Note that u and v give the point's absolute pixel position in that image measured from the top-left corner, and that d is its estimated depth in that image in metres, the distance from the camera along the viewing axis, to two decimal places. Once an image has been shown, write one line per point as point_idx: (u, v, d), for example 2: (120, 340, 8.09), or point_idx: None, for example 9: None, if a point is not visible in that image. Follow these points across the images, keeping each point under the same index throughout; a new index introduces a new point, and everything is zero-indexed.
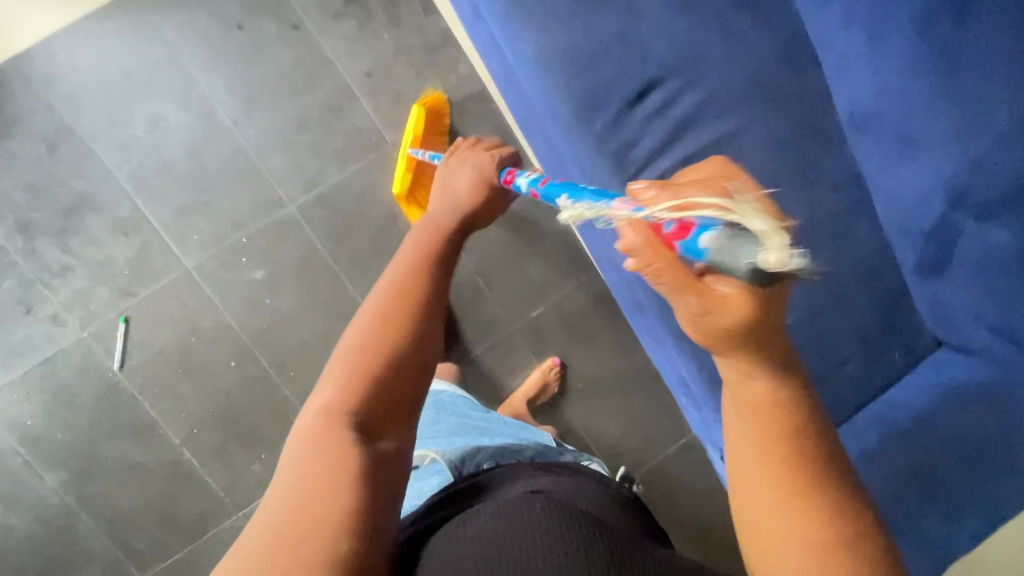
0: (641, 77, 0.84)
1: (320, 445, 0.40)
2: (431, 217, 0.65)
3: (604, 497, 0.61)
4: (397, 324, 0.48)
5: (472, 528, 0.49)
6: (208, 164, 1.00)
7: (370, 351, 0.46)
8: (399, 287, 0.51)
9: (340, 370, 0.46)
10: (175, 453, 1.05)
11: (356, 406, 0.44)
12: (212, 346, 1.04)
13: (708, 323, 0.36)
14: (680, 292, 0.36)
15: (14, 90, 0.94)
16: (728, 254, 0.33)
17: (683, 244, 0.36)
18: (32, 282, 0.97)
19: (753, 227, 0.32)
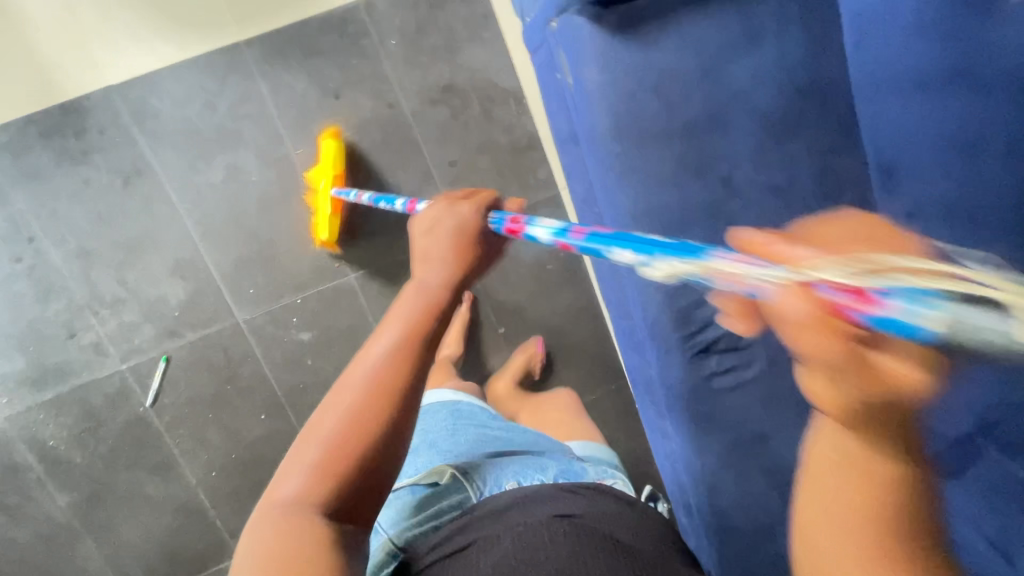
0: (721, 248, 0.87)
1: (281, 538, 0.40)
2: (419, 255, 0.51)
3: (631, 517, 0.61)
4: (375, 420, 0.44)
5: (486, 558, 0.50)
6: (278, 221, 1.00)
7: (343, 447, 0.43)
8: (376, 378, 0.45)
9: (309, 462, 0.43)
10: (189, 492, 1.05)
11: (322, 501, 0.42)
12: (247, 397, 1.04)
13: (862, 400, 0.29)
14: (842, 369, 0.28)
15: (99, 120, 0.92)
16: (963, 338, 0.22)
17: (870, 318, 0.24)
18: (81, 308, 0.97)
19: (980, 297, 0.22)
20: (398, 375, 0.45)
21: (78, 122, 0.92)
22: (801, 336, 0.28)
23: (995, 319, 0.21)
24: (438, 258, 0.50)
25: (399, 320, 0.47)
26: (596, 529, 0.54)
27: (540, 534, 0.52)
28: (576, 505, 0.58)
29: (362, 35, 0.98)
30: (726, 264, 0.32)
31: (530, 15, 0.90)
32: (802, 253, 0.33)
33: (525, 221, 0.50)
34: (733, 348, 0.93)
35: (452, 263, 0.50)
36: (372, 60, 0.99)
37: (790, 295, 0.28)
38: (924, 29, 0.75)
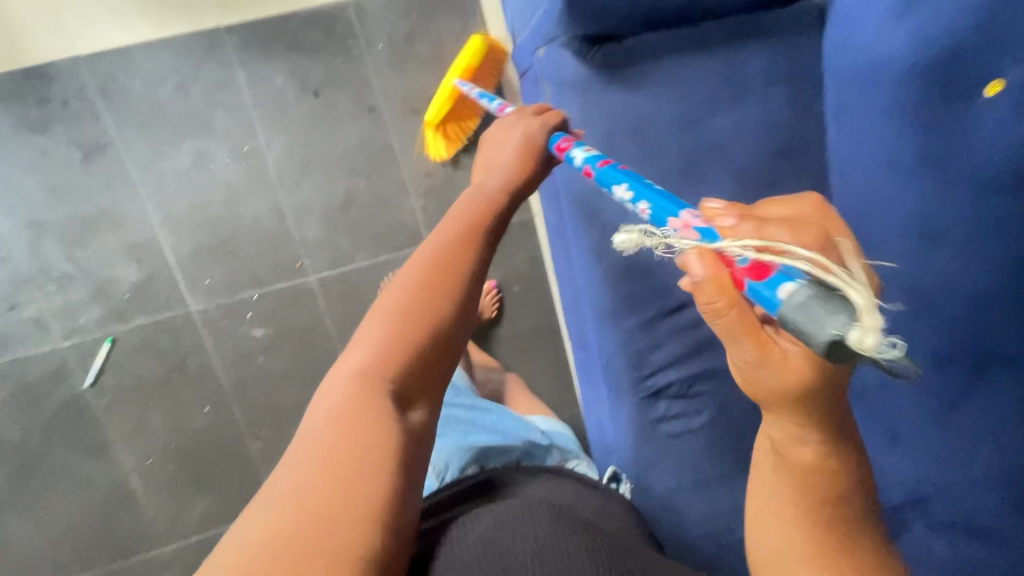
0: (681, 294, 0.90)
1: (351, 403, 0.41)
2: (488, 167, 0.63)
3: (597, 508, 0.61)
4: (439, 301, 0.47)
5: (466, 536, 0.46)
6: (243, 214, 0.98)
7: (411, 320, 0.45)
8: (438, 259, 0.49)
9: (380, 335, 0.45)
10: (122, 477, 1.03)
11: (392, 377, 0.43)
12: (193, 388, 1.02)
13: (756, 372, 0.37)
14: (736, 336, 0.37)
15: (63, 91, 0.89)
16: (806, 319, 0.31)
17: (756, 284, 0.35)
18: (26, 282, 0.94)
19: (848, 297, 0.30)
20: (461, 258, 0.49)
21: (39, 89, 0.88)
22: (700, 296, 0.37)
23: (829, 311, 0.30)
24: (498, 168, 0.62)
25: (461, 220, 0.54)
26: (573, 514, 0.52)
27: (518, 514, 0.48)
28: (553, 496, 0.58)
29: (348, 35, 0.96)
30: (686, 226, 0.42)
31: (519, 35, 0.88)
32: (729, 223, 0.39)
33: (575, 143, 0.62)
34: (683, 395, 0.92)
35: (507, 174, 0.61)
36: (356, 61, 0.97)
37: (696, 261, 0.36)
38: (897, 110, 0.72)
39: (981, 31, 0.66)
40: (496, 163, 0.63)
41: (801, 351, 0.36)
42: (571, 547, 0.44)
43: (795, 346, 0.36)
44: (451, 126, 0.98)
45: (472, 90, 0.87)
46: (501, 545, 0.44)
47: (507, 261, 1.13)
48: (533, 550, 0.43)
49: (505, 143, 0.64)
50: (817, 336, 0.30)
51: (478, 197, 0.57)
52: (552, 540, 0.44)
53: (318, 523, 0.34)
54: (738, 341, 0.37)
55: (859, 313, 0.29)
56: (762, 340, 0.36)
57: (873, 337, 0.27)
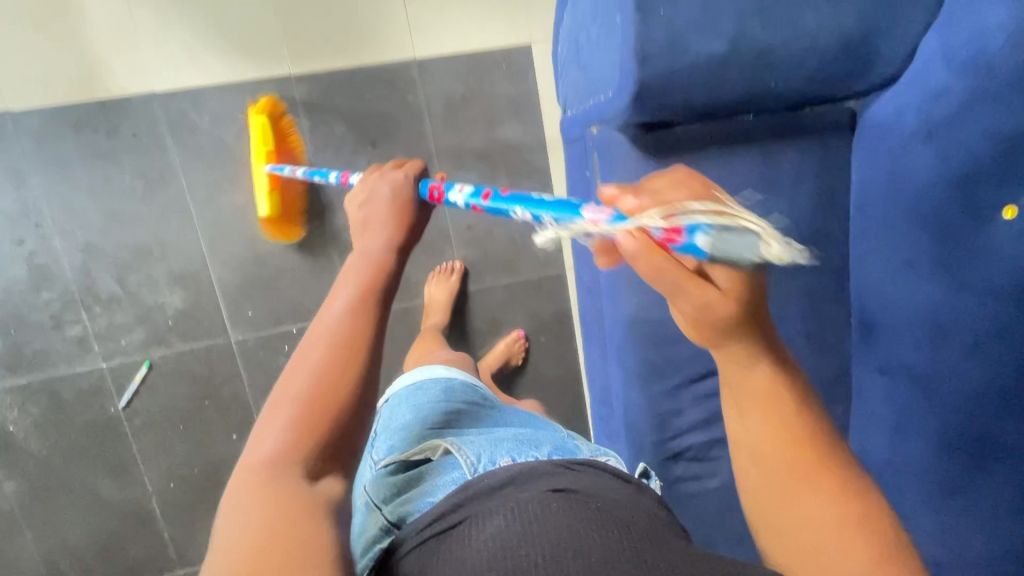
0: (707, 363, 0.93)
1: (257, 508, 0.35)
2: (358, 226, 0.52)
3: (633, 497, 0.54)
4: (346, 373, 0.41)
5: (479, 537, 0.44)
6: (291, 252, 1.01)
7: (320, 401, 0.40)
8: (342, 336, 0.43)
9: (284, 426, 0.39)
10: (142, 499, 1.03)
11: (302, 461, 0.38)
12: (223, 415, 1.04)
13: (708, 315, 0.38)
14: (681, 290, 0.37)
15: (134, 124, 0.93)
16: (726, 250, 0.35)
17: (679, 245, 0.36)
18: (73, 301, 0.96)
19: (743, 228, 0.35)
20: (366, 326, 0.43)
21: (112, 121, 0.92)
22: (642, 266, 0.38)
23: (736, 237, 0.35)
24: (377, 226, 0.51)
25: (347, 286, 0.46)
26: (594, 502, 0.49)
27: (534, 510, 0.46)
28: (572, 485, 0.51)
29: (410, 92, 1.01)
30: (590, 219, 0.40)
31: (572, 110, 0.95)
32: (633, 203, 0.38)
33: (445, 187, 0.55)
34: (700, 458, 0.97)
35: (392, 230, 0.51)
36: (413, 116, 1.02)
37: (628, 241, 0.37)
38: (919, 220, 0.78)
39: (1004, 150, 0.70)
40: (371, 214, 0.52)
41: (730, 277, 0.37)
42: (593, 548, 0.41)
43: (721, 274, 0.37)
44: (288, 210, 0.98)
45: (295, 172, 0.87)
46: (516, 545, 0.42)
47: (536, 311, 1.17)
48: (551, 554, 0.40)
49: (374, 196, 0.54)
50: (743, 259, 0.35)
51: (359, 261, 0.48)
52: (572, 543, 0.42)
53: None
54: (683, 295, 0.38)
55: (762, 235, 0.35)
56: (697, 283, 0.37)
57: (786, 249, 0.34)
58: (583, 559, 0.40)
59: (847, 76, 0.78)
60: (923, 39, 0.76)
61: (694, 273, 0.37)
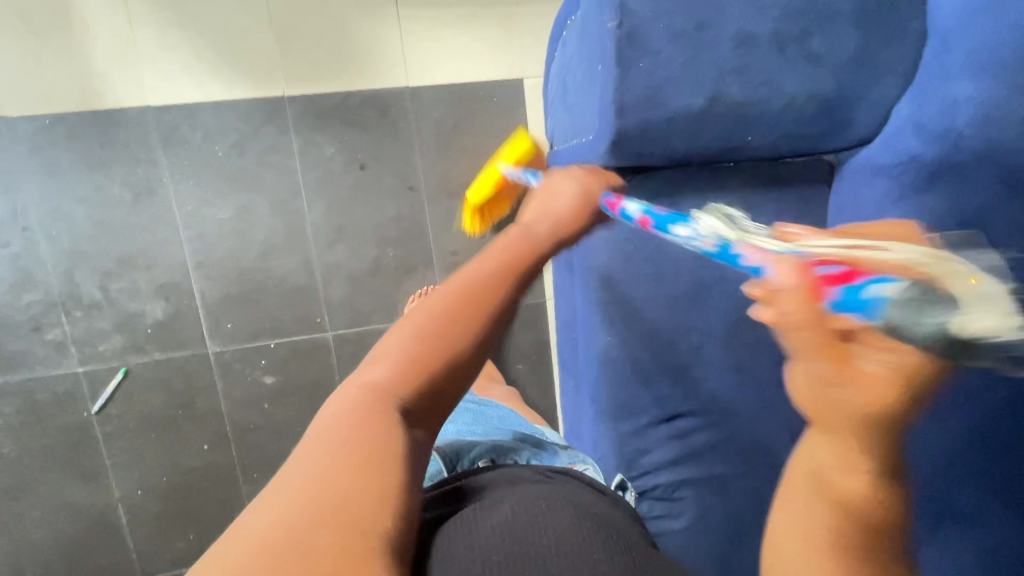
0: (675, 405, 0.94)
1: (357, 420, 0.38)
2: (536, 209, 0.60)
3: (602, 499, 0.59)
4: (462, 328, 0.43)
5: (484, 523, 0.45)
6: (273, 268, 1.03)
7: (427, 347, 0.42)
8: (471, 290, 0.45)
9: (398, 353, 0.42)
10: (109, 505, 1.03)
11: (406, 394, 0.41)
12: (196, 426, 1.04)
13: (837, 391, 0.35)
14: (813, 351, 0.36)
15: (128, 135, 0.95)
16: (920, 316, 0.32)
17: (840, 294, 0.36)
18: (54, 305, 0.97)
19: (948, 304, 0.32)
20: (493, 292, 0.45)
21: (106, 131, 0.94)
22: (787, 302, 0.37)
23: (945, 308, 0.32)
24: (551, 214, 0.59)
25: (499, 250, 0.49)
26: (586, 508, 0.52)
27: (538, 504, 0.49)
28: (562, 490, 0.54)
29: (401, 118, 1.03)
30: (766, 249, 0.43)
31: (558, 146, 0.95)
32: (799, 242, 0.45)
33: (624, 198, 0.63)
34: (666, 498, 0.95)
35: (561, 220, 0.59)
36: (404, 142, 1.04)
37: (786, 271, 0.39)
38: None
39: (968, 219, 0.71)
40: (554, 206, 0.60)
41: (895, 356, 0.33)
42: (587, 543, 0.44)
43: (879, 355, 0.34)
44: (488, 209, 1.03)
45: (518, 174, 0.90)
46: (525, 531, 0.44)
47: (515, 339, 1.18)
48: (557, 543, 0.43)
49: (561, 194, 0.62)
50: (931, 328, 0.31)
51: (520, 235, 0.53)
52: (572, 535, 0.44)
53: (325, 513, 0.33)
54: (815, 357, 0.36)
55: (967, 307, 0.31)
56: (839, 348, 0.35)
57: (1008, 326, 0.30)
58: (579, 548, 0.43)
59: (823, 134, 0.79)
60: (897, 104, 0.77)
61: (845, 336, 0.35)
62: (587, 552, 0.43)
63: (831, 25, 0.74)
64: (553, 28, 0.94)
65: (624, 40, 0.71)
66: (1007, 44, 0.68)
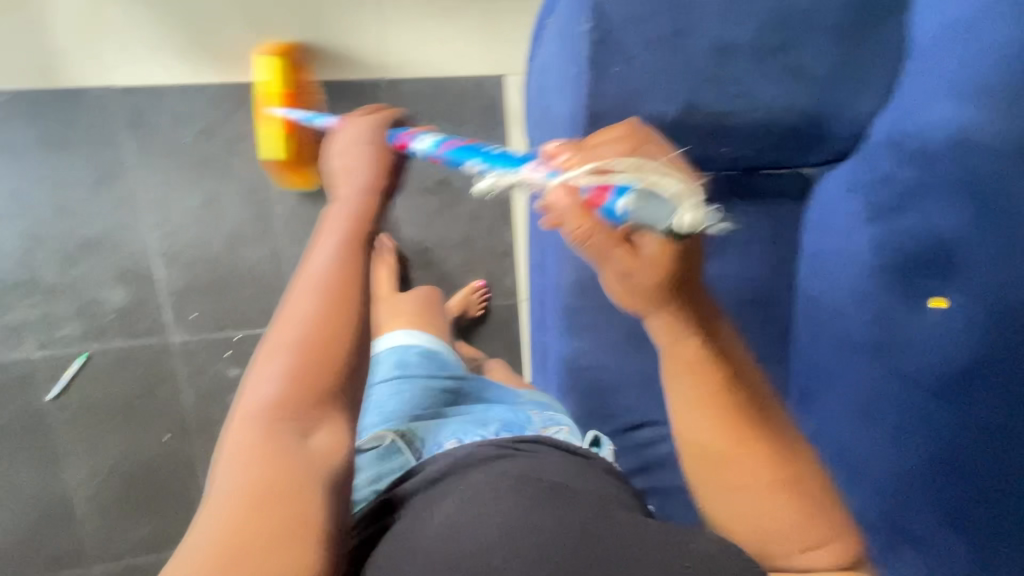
0: (640, 414, 0.93)
1: (252, 453, 0.38)
2: (344, 177, 0.53)
3: (573, 465, 0.56)
4: (324, 325, 0.42)
5: (427, 530, 0.44)
6: (240, 258, 1.00)
7: (300, 357, 0.41)
8: (322, 283, 0.44)
9: (278, 368, 0.41)
10: (65, 492, 1.01)
11: (299, 411, 0.40)
12: (158, 416, 1.03)
13: (635, 282, 0.37)
14: (604, 254, 0.36)
15: (90, 116, 0.92)
16: (647, 214, 0.33)
17: (603, 207, 0.35)
18: (11, 289, 0.94)
19: (662, 188, 0.33)
20: (348, 285, 0.44)
21: (67, 112, 0.91)
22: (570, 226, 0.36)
23: (656, 202, 0.33)
24: (361, 176, 0.52)
25: (334, 240, 0.47)
26: (539, 480, 0.49)
27: (480, 491, 0.47)
28: (520, 469, 0.51)
29: None
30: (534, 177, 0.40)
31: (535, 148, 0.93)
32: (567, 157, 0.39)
33: (412, 136, 0.56)
34: None
35: (367, 170, 0.53)
36: None
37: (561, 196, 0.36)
38: None
39: (936, 250, 0.71)
40: (356, 173, 0.53)
41: (657, 244, 0.35)
42: (533, 523, 0.43)
43: (649, 242, 0.35)
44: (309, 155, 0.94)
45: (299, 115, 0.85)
46: (467, 526, 0.43)
47: (487, 339, 1.17)
48: (500, 534, 0.42)
49: (349, 150, 0.55)
50: (658, 225, 0.34)
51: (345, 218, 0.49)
52: (515, 522, 0.43)
53: (237, 552, 0.33)
54: (608, 259, 0.36)
55: (680, 193, 0.33)
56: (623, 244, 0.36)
57: (691, 215, 0.32)
58: (523, 533, 0.42)
59: (797, 148, 0.78)
60: (874, 122, 0.76)
61: (625, 239, 0.35)
62: (533, 539, 0.42)
63: (810, 38, 0.72)
64: (537, 21, 0.90)
65: (597, 44, 0.69)
66: (981, 74, 0.70)
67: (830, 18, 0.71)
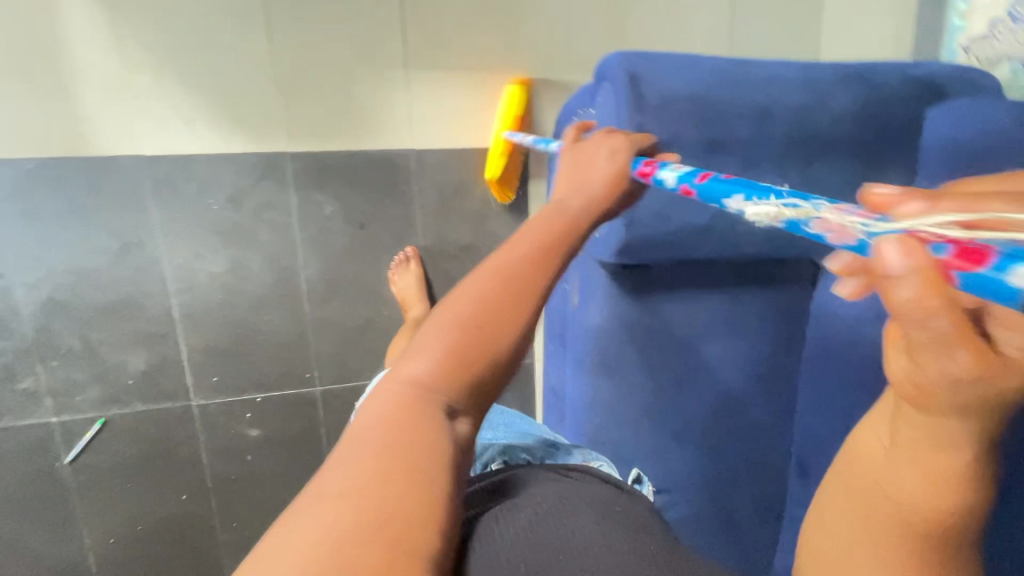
0: (653, 483, 0.98)
1: (398, 414, 0.32)
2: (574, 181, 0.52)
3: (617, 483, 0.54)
4: (511, 306, 0.36)
5: (505, 531, 0.40)
6: (263, 322, 1.01)
7: (471, 328, 0.35)
8: (517, 264, 0.38)
9: (451, 334, 0.35)
10: (79, 553, 1.01)
11: (453, 387, 0.34)
12: (175, 476, 1.03)
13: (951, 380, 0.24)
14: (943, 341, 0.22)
15: (116, 184, 0.91)
16: None
17: (970, 282, 0.22)
18: (29, 355, 0.93)
19: None
20: (541, 277, 0.38)
21: (93, 180, 0.90)
22: (905, 302, 0.22)
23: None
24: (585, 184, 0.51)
25: (542, 226, 0.42)
26: (610, 505, 0.46)
27: (556, 505, 0.44)
28: (591, 489, 0.49)
29: (403, 180, 1.02)
30: (838, 217, 0.30)
31: None
32: (924, 209, 0.25)
33: (659, 165, 0.52)
34: None
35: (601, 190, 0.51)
36: (406, 204, 1.03)
37: (896, 248, 0.22)
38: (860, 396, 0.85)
39: None
40: (586, 182, 0.52)
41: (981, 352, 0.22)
42: (614, 543, 0.39)
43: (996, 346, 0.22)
44: (507, 172, 1.05)
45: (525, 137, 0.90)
46: (544, 534, 0.40)
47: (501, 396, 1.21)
48: (582, 545, 0.39)
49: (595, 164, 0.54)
50: None
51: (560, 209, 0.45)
52: (597, 538, 0.40)
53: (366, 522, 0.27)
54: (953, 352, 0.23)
55: None
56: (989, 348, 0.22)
57: None
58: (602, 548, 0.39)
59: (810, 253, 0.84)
60: None
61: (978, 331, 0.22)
62: (613, 557, 0.38)
63: (831, 156, 0.77)
64: (565, 105, 0.93)
65: None
66: None
67: (849, 139, 0.77)
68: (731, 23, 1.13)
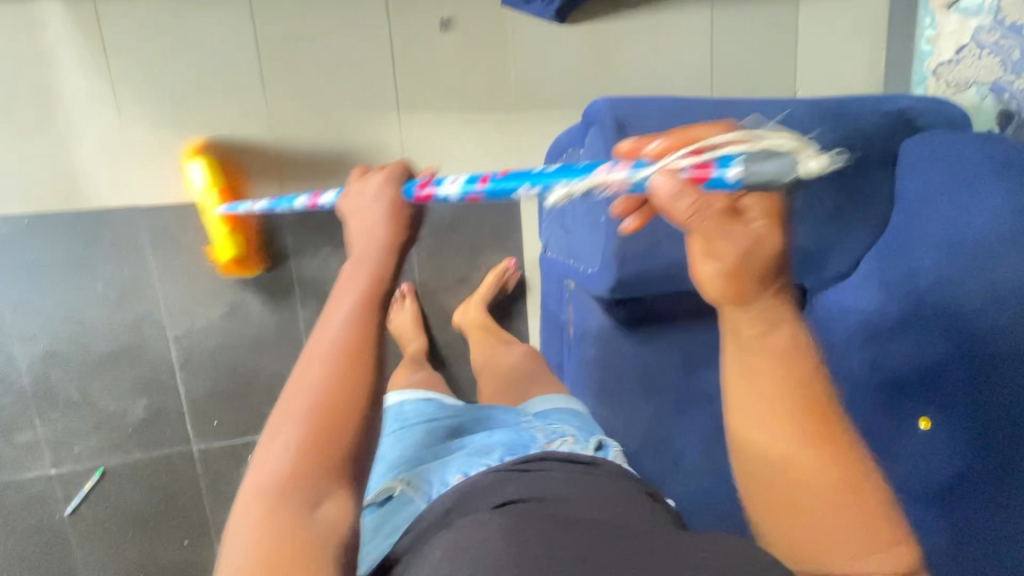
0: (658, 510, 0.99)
1: (266, 520, 0.35)
2: (354, 225, 0.48)
3: (608, 475, 0.55)
4: (349, 377, 0.39)
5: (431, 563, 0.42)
6: (262, 364, 1.01)
7: (319, 414, 0.38)
8: (341, 341, 0.40)
9: (298, 423, 0.38)
10: None
11: (315, 474, 0.36)
12: (177, 522, 1.02)
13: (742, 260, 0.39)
14: (721, 228, 0.39)
15: (112, 235, 0.92)
16: (754, 175, 0.38)
17: (710, 180, 0.39)
18: (27, 408, 0.93)
19: (776, 150, 0.38)
20: (366, 336, 0.41)
21: (89, 233, 0.91)
22: (682, 210, 0.39)
23: (781, 161, 0.37)
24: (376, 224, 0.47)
25: (349, 288, 0.43)
26: (544, 509, 0.47)
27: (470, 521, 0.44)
28: (530, 496, 0.50)
29: None
30: (603, 175, 0.41)
31: (551, 254, 1.03)
32: (656, 147, 0.44)
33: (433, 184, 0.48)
34: None
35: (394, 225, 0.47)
36: None
37: (664, 179, 0.38)
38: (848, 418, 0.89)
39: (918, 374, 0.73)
40: (368, 222, 0.47)
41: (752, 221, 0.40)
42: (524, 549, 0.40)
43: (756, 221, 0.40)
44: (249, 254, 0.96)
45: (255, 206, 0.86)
46: (464, 552, 0.41)
47: None
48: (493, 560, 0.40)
49: (366, 202, 0.49)
50: (779, 179, 0.37)
51: (364, 259, 0.45)
52: (511, 544, 0.41)
53: None
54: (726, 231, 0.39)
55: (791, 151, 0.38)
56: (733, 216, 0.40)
57: (814, 161, 0.37)
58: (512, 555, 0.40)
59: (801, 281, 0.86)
60: (866, 254, 0.85)
61: (732, 210, 0.40)
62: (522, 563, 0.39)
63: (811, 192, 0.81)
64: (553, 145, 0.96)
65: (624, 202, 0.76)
66: (976, 229, 0.72)
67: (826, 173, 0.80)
68: (712, 56, 1.17)
